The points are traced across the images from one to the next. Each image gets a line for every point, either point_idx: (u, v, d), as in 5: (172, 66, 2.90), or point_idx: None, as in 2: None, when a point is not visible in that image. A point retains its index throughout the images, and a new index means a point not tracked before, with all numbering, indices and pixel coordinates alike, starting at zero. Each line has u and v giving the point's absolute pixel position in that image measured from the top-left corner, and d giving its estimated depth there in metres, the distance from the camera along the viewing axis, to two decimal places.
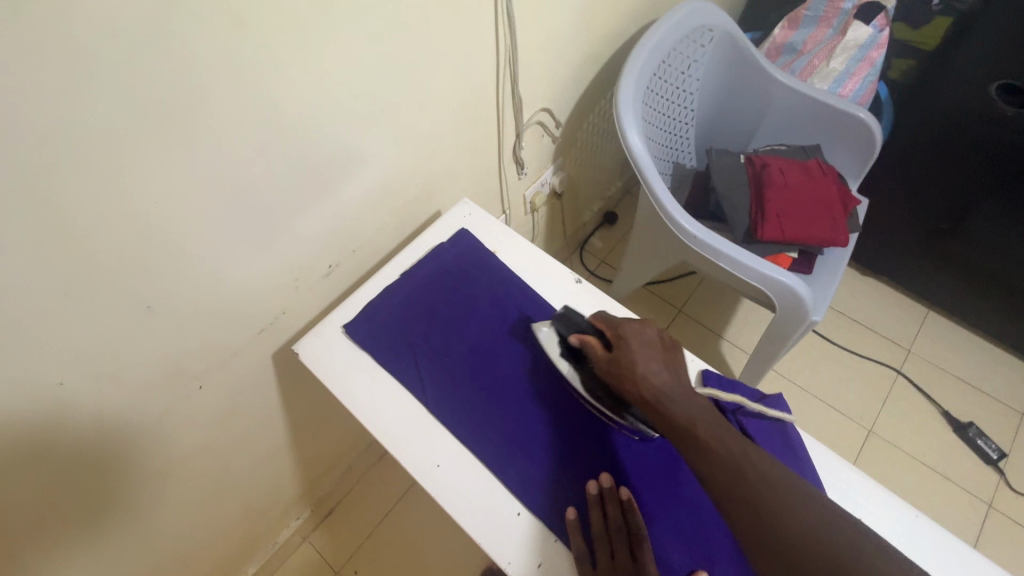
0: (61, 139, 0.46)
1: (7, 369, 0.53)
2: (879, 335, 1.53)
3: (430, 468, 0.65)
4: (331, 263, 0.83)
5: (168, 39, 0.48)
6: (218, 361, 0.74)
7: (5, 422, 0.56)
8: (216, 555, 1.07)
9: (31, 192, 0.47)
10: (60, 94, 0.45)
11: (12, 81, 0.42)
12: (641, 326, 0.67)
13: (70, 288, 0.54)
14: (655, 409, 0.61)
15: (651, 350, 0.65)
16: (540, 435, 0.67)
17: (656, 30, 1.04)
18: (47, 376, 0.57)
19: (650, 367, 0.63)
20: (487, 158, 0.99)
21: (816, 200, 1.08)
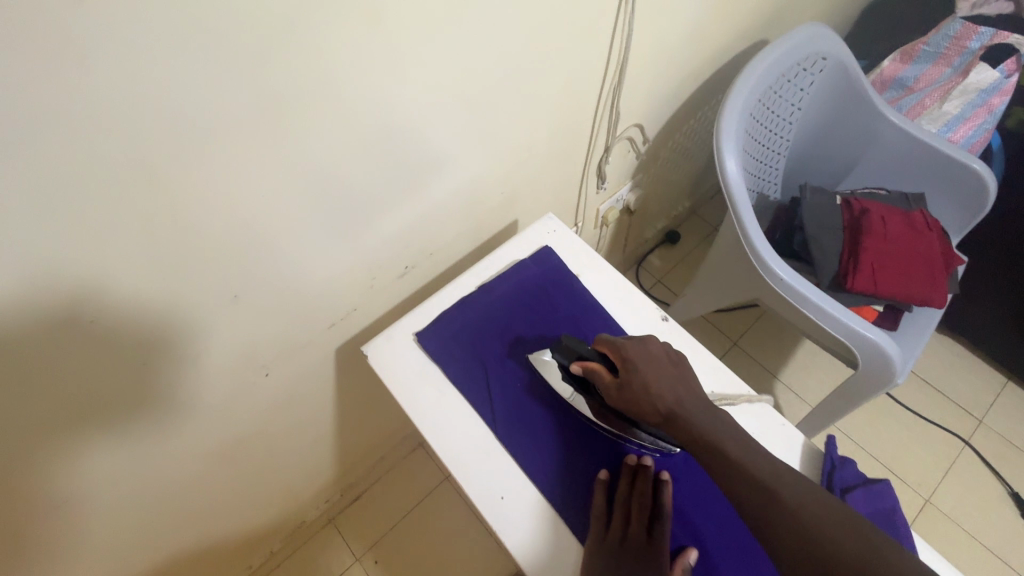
0: (186, 128, 0.46)
1: (101, 347, 0.54)
2: (949, 399, 1.43)
3: (495, 499, 0.64)
4: (408, 264, 0.81)
5: (300, 31, 0.47)
6: (287, 351, 0.74)
7: (89, 396, 0.57)
8: (249, 529, 1.08)
9: (150, 179, 0.46)
10: (192, 91, 0.44)
11: (153, 67, 0.41)
12: (645, 344, 0.65)
13: (168, 275, 0.54)
14: (676, 426, 0.60)
15: (662, 367, 0.64)
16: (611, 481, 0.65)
17: (767, 55, 0.98)
18: (134, 355, 0.58)
19: (666, 387, 0.62)
20: (572, 171, 0.95)
21: (915, 256, 1.00)
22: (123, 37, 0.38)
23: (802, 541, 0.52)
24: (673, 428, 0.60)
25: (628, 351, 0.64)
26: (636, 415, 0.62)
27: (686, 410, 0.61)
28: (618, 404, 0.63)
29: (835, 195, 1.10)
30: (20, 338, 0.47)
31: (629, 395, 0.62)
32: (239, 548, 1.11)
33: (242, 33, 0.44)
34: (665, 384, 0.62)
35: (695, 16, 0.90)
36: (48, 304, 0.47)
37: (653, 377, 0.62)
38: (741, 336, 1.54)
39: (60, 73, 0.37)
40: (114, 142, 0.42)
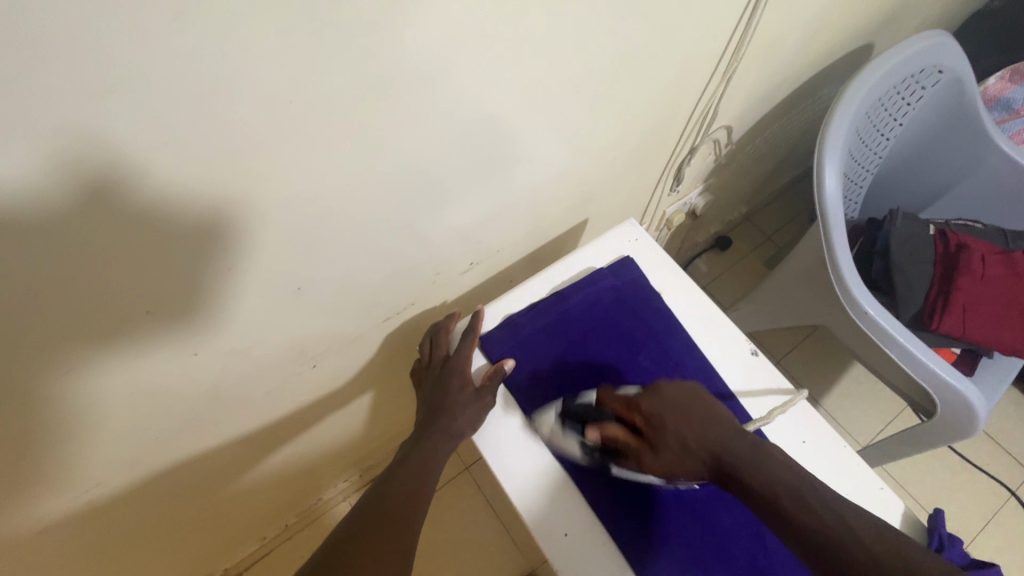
0: (279, 112, 0.40)
1: (155, 339, 0.51)
2: (999, 446, 1.36)
3: (559, 535, 0.59)
4: (472, 261, 0.76)
5: (420, 5, 0.41)
6: (337, 344, 0.71)
7: (139, 383, 0.54)
8: (268, 502, 1.07)
9: (230, 169, 0.42)
10: (292, 70, 0.38)
11: (254, 41, 0.35)
12: (656, 395, 0.58)
13: (237, 267, 0.50)
14: (728, 480, 0.55)
15: (685, 415, 0.57)
16: (683, 527, 0.59)
17: (883, 64, 0.88)
18: (185, 346, 0.54)
19: (695, 437, 0.56)
20: (651, 173, 0.88)
21: (1012, 301, 0.91)
22: (227, 10, 0.33)
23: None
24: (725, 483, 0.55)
25: (645, 408, 0.58)
26: (678, 474, 0.57)
27: (733, 459, 0.54)
28: (656, 470, 0.57)
29: (927, 224, 1.01)
30: (68, 331, 0.44)
31: (663, 459, 0.56)
32: (258, 518, 1.11)
33: (360, 4, 0.38)
34: (696, 436, 0.56)
35: (810, 16, 0.80)
36: (100, 299, 0.43)
37: (683, 433, 0.56)
38: (785, 353, 1.47)
39: (146, 50, 0.32)
40: (198, 127, 0.37)
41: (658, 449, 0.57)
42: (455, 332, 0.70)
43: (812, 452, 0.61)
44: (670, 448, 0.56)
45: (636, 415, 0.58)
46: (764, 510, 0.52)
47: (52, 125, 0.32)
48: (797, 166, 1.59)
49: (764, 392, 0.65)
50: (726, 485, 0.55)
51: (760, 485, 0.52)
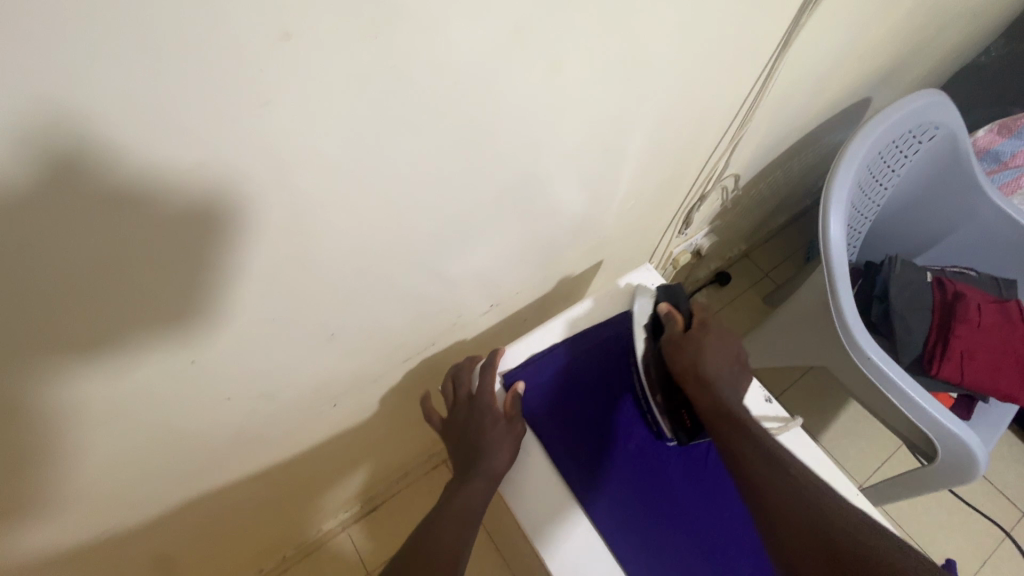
0: (334, 172, 0.43)
1: (194, 376, 0.54)
2: (993, 486, 1.38)
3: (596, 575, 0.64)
4: (492, 302, 0.78)
5: (469, 80, 0.44)
6: (359, 383, 0.73)
7: (172, 417, 0.56)
8: (269, 535, 1.06)
9: (287, 226, 0.45)
10: (351, 137, 0.41)
11: (322, 114, 0.38)
12: (724, 332, 0.70)
13: (278, 314, 0.53)
14: (706, 394, 0.63)
15: (725, 353, 0.68)
16: (692, 561, 0.65)
17: (883, 121, 0.93)
18: (216, 387, 0.57)
19: (718, 360, 0.66)
20: (664, 218, 0.91)
21: (1007, 349, 0.95)
22: (280, 84, 0.35)
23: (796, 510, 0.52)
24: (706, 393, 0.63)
25: (707, 323, 0.70)
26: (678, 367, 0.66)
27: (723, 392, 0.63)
28: (673, 348, 0.66)
29: (926, 270, 1.04)
30: (95, 372, 0.45)
31: (689, 347, 0.66)
32: (257, 551, 1.10)
33: (418, 79, 0.41)
34: (719, 360, 0.66)
35: (813, 77, 0.85)
36: (120, 337, 0.44)
37: (715, 351, 0.67)
38: (785, 390, 1.49)
39: (201, 122, 0.33)
40: (266, 189, 0.41)
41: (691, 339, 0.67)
42: (485, 372, 0.74)
43: None
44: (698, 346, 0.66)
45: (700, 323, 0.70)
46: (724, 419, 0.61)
47: (99, 184, 0.33)
48: (795, 205, 1.64)
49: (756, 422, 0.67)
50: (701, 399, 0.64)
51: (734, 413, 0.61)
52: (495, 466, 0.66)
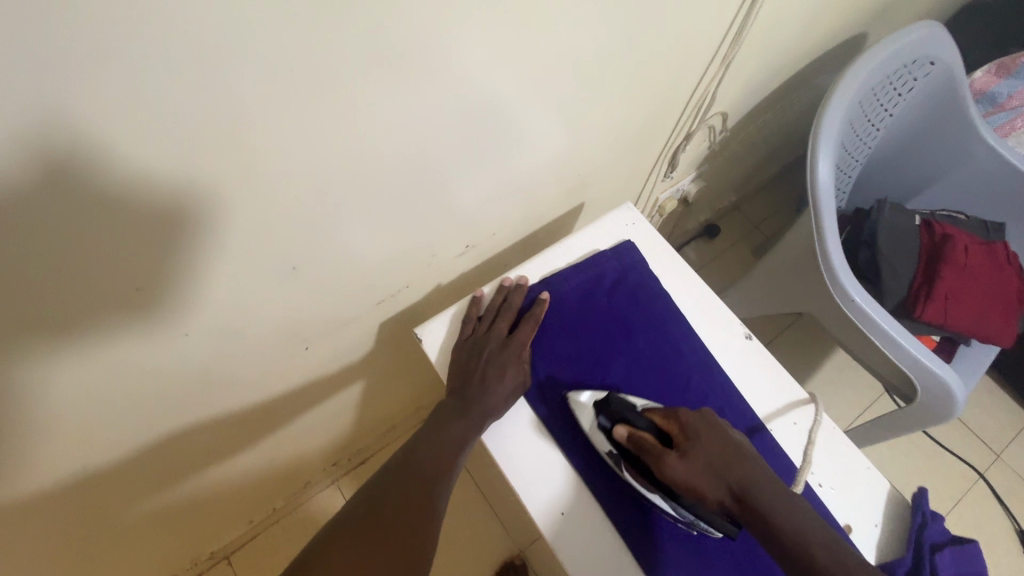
0: (284, 85, 0.39)
1: (153, 320, 0.50)
2: (971, 430, 1.41)
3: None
4: (469, 244, 0.71)
5: None
6: (333, 325, 0.70)
7: (134, 361, 0.53)
8: (258, 486, 1.08)
9: (237, 148, 0.41)
10: (299, 43, 0.37)
11: (263, 10, 0.34)
12: (698, 413, 0.58)
13: (229, 248, 0.48)
14: (752, 513, 0.53)
15: (724, 441, 0.56)
16: None
17: (876, 55, 0.89)
18: (177, 328, 0.53)
19: (727, 459, 0.55)
20: (648, 158, 0.88)
21: (992, 291, 0.94)
22: None
23: None
24: (747, 512, 0.53)
25: (683, 418, 0.57)
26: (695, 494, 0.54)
27: (760, 493, 0.53)
28: (677, 478, 0.53)
29: (914, 213, 1.03)
30: (37, 315, 0.42)
31: (689, 467, 0.54)
32: (245, 503, 1.11)
33: None
34: (730, 463, 0.55)
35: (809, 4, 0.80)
36: (129, 312, 0.47)
37: (716, 452, 0.55)
38: (771, 340, 1.50)
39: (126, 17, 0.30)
40: (208, 103, 0.36)
41: (686, 457, 0.54)
42: (514, 317, 0.67)
43: (799, 434, 0.62)
44: (697, 460, 0.54)
45: (673, 423, 0.57)
46: (783, 550, 0.50)
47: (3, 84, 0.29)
48: (787, 155, 1.60)
49: (734, 358, 0.67)
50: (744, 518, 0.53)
51: (790, 532, 0.51)
52: (492, 407, 0.61)
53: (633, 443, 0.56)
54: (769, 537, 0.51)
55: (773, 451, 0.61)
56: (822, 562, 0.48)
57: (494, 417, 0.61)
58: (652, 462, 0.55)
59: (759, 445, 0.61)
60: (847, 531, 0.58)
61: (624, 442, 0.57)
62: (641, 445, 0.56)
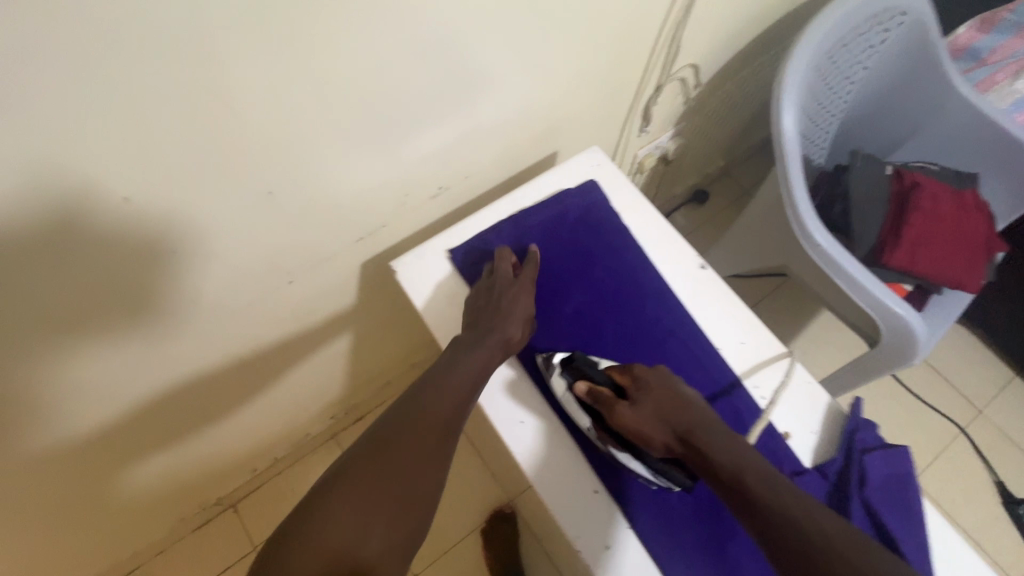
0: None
1: (137, 226, 0.55)
2: (953, 387, 1.44)
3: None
4: (442, 184, 0.76)
5: None
6: (314, 261, 0.73)
7: (124, 271, 0.57)
8: (260, 433, 1.14)
9: (200, 50, 0.46)
10: None
11: None
12: (650, 367, 0.65)
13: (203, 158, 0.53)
14: (695, 449, 0.59)
15: (673, 389, 0.62)
16: None
17: (844, 3, 0.91)
18: (163, 242, 0.58)
19: (673, 403, 0.61)
20: (620, 109, 0.91)
21: (959, 238, 0.97)
22: None
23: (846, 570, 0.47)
24: (692, 449, 0.59)
25: (635, 371, 0.64)
26: (645, 436, 0.60)
27: (703, 433, 0.59)
28: (628, 423, 0.60)
29: (887, 164, 1.05)
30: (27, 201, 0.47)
31: (638, 412, 0.60)
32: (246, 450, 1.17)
33: None
34: (676, 408, 0.61)
35: None
36: (114, 212, 0.52)
37: (664, 398, 0.61)
38: (758, 301, 1.53)
39: None
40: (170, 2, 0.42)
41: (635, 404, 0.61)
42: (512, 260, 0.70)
43: (746, 353, 0.67)
44: (645, 407, 0.61)
45: (625, 376, 0.63)
46: (724, 480, 0.56)
47: None
48: None
49: (690, 287, 0.71)
50: (690, 455, 0.59)
51: (729, 463, 0.57)
52: (509, 337, 0.65)
53: (591, 398, 0.62)
54: (712, 470, 0.57)
55: (720, 366, 0.66)
56: (753, 483, 0.54)
57: (512, 345, 0.65)
58: (608, 412, 0.61)
59: (707, 361, 0.66)
60: (785, 437, 0.63)
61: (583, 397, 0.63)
62: (598, 399, 0.62)
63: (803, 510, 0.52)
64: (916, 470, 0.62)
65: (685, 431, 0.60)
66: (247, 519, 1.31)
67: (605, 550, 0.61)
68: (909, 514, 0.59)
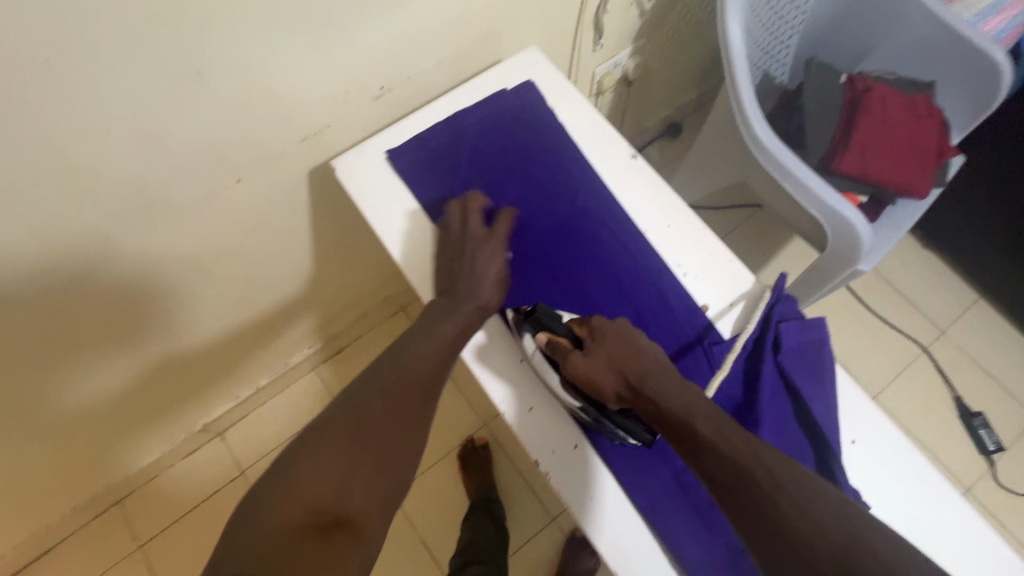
0: None
1: (56, 98, 0.52)
2: (917, 309, 1.47)
3: (568, 447, 0.66)
4: (383, 85, 0.78)
5: None
6: (259, 160, 0.73)
7: (50, 149, 0.56)
8: (235, 358, 1.17)
9: None
10: None
11: None
12: (610, 318, 0.65)
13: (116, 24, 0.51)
14: (646, 399, 0.60)
15: (628, 339, 0.63)
16: (551, 290, 0.68)
17: None
18: (89, 120, 0.56)
19: (628, 352, 0.62)
20: (568, 15, 0.91)
21: (908, 144, 0.98)
22: None
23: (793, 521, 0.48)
24: (642, 398, 0.60)
25: (594, 322, 0.64)
26: (598, 386, 0.61)
27: (655, 382, 0.60)
28: (581, 373, 0.61)
29: (841, 73, 1.05)
30: None
31: (592, 362, 0.61)
32: (223, 376, 1.21)
33: None
34: (629, 357, 0.62)
35: None
36: (22, 77, 0.49)
37: (618, 348, 0.62)
38: (729, 233, 1.54)
39: None
40: None
41: (590, 354, 0.62)
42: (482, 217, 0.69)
43: (671, 235, 0.70)
44: (599, 357, 0.62)
45: (583, 327, 0.64)
46: (674, 428, 0.58)
47: None
48: None
49: (621, 178, 0.73)
50: (641, 404, 0.60)
51: (679, 410, 0.58)
52: (484, 300, 0.66)
53: (550, 349, 0.63)
54: (664, 418, 0.59)
55: (644, 250, 0.69)
56: (702, 431, 0.56)
57: (488, 307, 0.67)
58: (565, 364, 0.62)
59: (632, 245, 0.69)
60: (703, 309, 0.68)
61: (543, 349, 0.64)
62: (556, 351, 0.63)
63: (754, 457, 0.53)
64: (829, 337, 0.69)
65: (638, 381, 0.60)
66: (232, 446, 1.37)
67: (528, 412, 0.67)
68: (816, 376, 0.67)
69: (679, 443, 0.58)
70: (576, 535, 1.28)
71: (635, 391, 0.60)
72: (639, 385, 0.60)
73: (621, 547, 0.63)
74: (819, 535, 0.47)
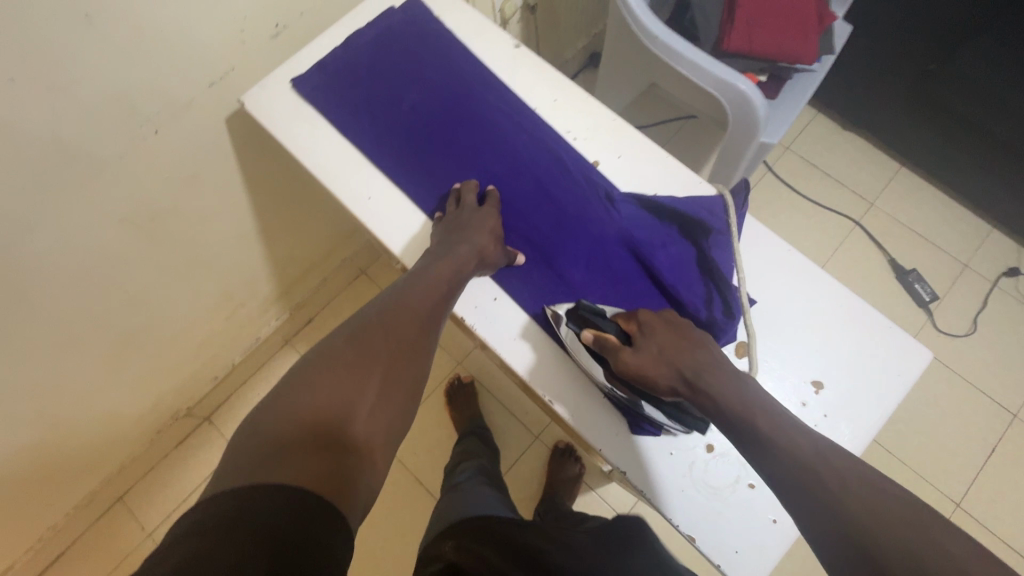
0: None
1: None
2: (845, 187, 1.55)
3: (487, 300, 0.72)
4: (278, 23, 0.83)
5: None
6: (172, 108, 0.78)
7: None
8: (204, 333, 1.22)
9: None
10: None
11: None
12: (656, 313, 0.66)
13: None
14: (700, 393, 0.61)
15: (676, 334, 0.64)
16: (461, 176, 0.75)
17: None
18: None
19: (678, 347, 0.63)
20: None
21: (790, 15, 1.05)
22: None
23: (853, 518, 0.48)
24: (695, 392, 0.61)
25: (641, 319, 0.65)
26: (650, 380, 0.62)
27: (708, 375, 0.61)
28: (633, 369, 0.62)
29: None
30: None
31: (642, 358, 0.62)
32: (197, 354, 1.25)
33: None
34: (679, 351, 0.63)
35: None
36: None
37: (667, 343, 0.63)
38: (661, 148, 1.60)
39: None
40: None
41: (641, 350, 0.63)
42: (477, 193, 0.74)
43: (559, 108, 0.78)
44: (649, 352, 0.63)
45: (632, 324, 0.65)
46: (728, 420, 0.59)
47: None
48: None
49: (509, 68, 0.80)
50: (694, 397, 0.61)
51: (734, 403, 0.59)
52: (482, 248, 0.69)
53: (601, 346, 0.64)
54: (718, 410, 0.60)
55: (539, 125, 0.76)
56: (760, 424, 0.56)
57: (486, 256, 0.69)
58: (614, 360, 0.63)
59: (529, 126, 0.76)
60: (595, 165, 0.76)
61: (590, 346, 0.65)
62: (606, 348, 0.64)
63: (820, 459, 0.53)
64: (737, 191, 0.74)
65: (691, 374, 0.61)
66: (221, 426, 1.42)
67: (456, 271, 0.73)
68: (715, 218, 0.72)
69: (733, 434, 0.58)
70: (561, 446, 1.35)
71: (687, 384, 0.61)
72: (691, 377, 0.61)
73: (540, 373, 0.70)
74: (884, 538, 0.47)
